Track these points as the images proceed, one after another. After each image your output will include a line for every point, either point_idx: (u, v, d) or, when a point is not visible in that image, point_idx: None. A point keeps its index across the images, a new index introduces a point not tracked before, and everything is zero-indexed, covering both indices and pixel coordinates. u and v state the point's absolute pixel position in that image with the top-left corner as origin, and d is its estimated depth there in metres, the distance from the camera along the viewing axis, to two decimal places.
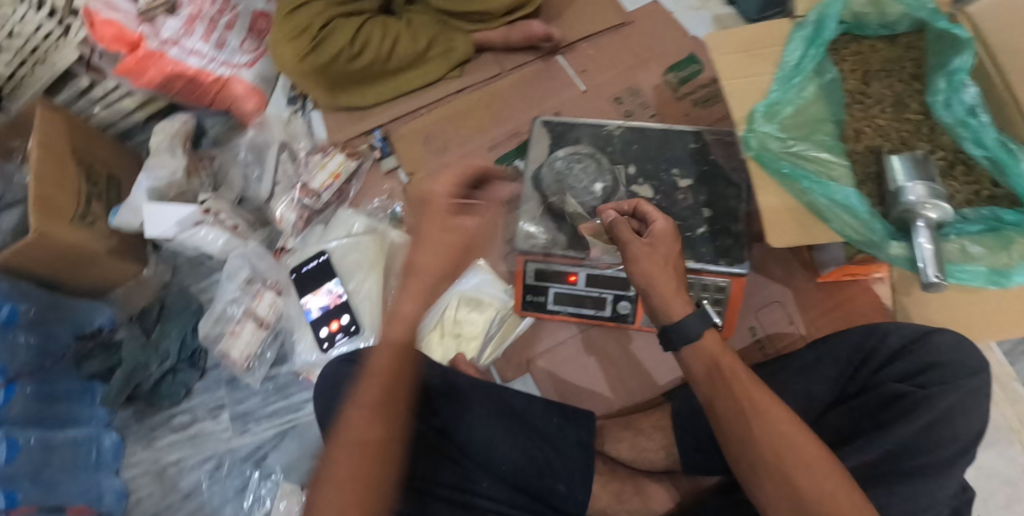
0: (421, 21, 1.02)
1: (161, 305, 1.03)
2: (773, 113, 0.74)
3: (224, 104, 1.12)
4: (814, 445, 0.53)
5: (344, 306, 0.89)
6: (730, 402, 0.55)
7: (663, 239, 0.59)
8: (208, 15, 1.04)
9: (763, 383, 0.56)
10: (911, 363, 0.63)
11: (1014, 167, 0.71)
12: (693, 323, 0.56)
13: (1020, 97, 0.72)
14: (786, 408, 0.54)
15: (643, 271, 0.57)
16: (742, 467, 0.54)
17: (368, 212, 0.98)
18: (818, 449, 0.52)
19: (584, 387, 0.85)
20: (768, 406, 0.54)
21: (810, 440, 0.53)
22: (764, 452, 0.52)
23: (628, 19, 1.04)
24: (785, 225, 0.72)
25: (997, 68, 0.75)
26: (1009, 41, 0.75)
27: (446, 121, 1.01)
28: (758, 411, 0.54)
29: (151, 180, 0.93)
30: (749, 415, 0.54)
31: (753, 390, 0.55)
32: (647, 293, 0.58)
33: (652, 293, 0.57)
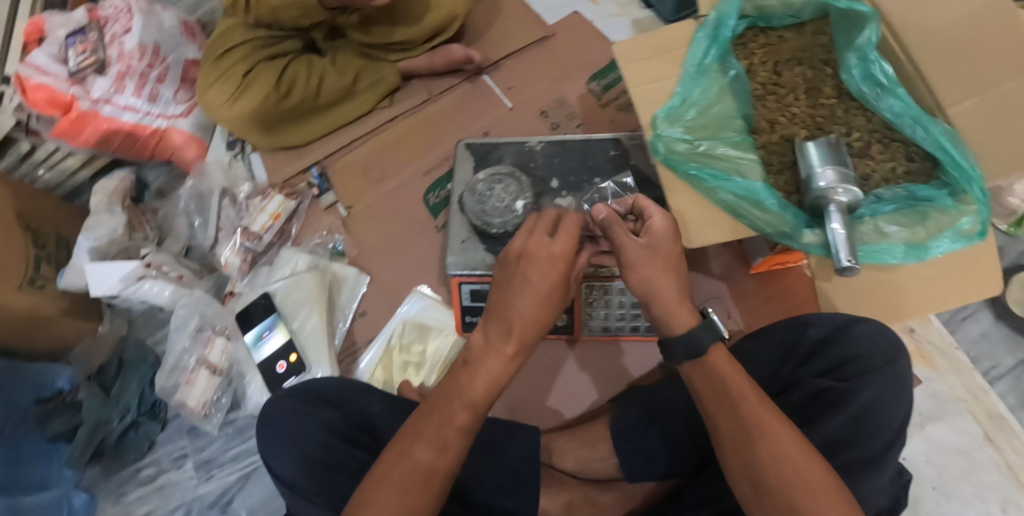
0: (345, 56, 1.04)
1: (119, 361, 1.04)
2: (676, 116, 0.77)
3: (165, 154, 1.15)
4: (821, 469, 0.52)
5: (289, 346, 0.89)
6: (737, 425, 0.55)
7: (665, 240, 0.59)
8: (137, 70, 1.06)
9: (769, 402, 0.55)
10: (830, 356, 0.64)
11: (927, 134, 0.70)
12: (701, 335, 0.57)
13: (923, 69, 0.72)
14: (792, 429, 0.54)
15: (645, 278, 0.58)
16: (746, 489, 0.55)
17: (310, 249, 0.99)
18: (822, 472, 0.52)
19: (533, 401, 0.87)
20: (775, 429, 0.53)
21: (817, 463, 0.53)
22: (767, 476, 0.52)
23: (550, 31, 1.05)
24: (703, 225, 0.73)
25: (898, 42, 0.74)
26: (906, 13, 0.74)
27: (381, 151, 1.03)
28: (763, 433, 0.53)
29: (92, 239, 0.94)
30: (752, 440, 0.54)
31: (760, 411, 0.54)
32: (647, 302, 0.59)
33: (653, 302, 0.58)
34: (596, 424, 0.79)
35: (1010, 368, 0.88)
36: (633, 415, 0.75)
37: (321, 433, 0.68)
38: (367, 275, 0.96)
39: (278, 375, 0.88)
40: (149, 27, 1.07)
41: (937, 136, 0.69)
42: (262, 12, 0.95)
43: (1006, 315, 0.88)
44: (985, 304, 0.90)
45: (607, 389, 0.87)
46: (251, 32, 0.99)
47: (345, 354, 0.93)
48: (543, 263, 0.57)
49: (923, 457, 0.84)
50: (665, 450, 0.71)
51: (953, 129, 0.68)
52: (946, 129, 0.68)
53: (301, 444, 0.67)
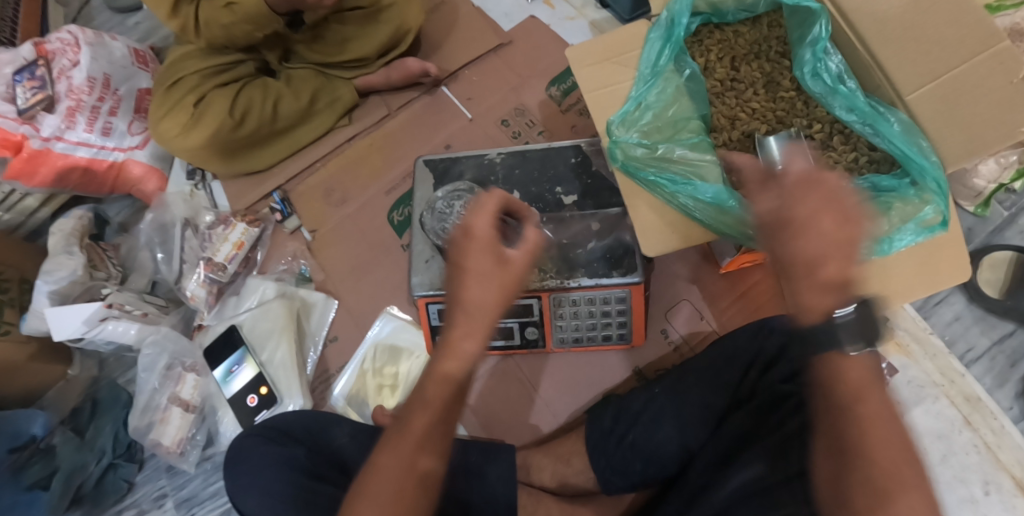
0: (299, 77, 1.02)
1: (93, 401, 1.02)
2: (631, 121, 0.74)
3: (125, 189, 1.12)
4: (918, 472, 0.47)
5: (259, 377, 0.87)
6: (827, 415, 0.49)
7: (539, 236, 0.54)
8: (88, 104, 1.03)
9: (875, 393, 0.49)
10: (793, 361, 0.64)
11: (886, 127, 0.68)
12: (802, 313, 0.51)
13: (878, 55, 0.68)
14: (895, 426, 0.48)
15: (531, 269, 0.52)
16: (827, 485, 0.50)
17: (276, 276, 0.98)
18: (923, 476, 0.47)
19: (509, 418, 0.86)
20: (876, 425, 0.47)
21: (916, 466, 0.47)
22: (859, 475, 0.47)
23: (507, 38, 1.04)
24: (663, 232, 0.71)
25: (851, 27, 0.70)
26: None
27: (342, 171, 1.01)
28: (862, 428, 0.48)
29: (51, 282, 0.92)
30: (844, 434, 0.48)
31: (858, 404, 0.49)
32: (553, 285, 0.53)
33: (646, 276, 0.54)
34: (572, 438, 0.79)
35: (984, 349, 0.88)
36: (606, 426, 0.75)
37: (285, 470, 0.65)
38: (335, 299, 0.95)
39: (250, 409, 0.87)
40: (98, 59, 1.04)
41: (892, 130, 0.68)
42: (216, 36, 0.93)
43: (978, 297, 0.88)
44: (957, 287, 0.90)
45: (578, 398, 0.85)
46: (204, 59, 0.97)
47: (319, 381, 0.91)
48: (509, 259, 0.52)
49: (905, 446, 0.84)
50: (638, 462, 0.71)
51: (909, 123, 0.67)
52: (902, 121, 0.67)
53: (266, 483, 0.65)
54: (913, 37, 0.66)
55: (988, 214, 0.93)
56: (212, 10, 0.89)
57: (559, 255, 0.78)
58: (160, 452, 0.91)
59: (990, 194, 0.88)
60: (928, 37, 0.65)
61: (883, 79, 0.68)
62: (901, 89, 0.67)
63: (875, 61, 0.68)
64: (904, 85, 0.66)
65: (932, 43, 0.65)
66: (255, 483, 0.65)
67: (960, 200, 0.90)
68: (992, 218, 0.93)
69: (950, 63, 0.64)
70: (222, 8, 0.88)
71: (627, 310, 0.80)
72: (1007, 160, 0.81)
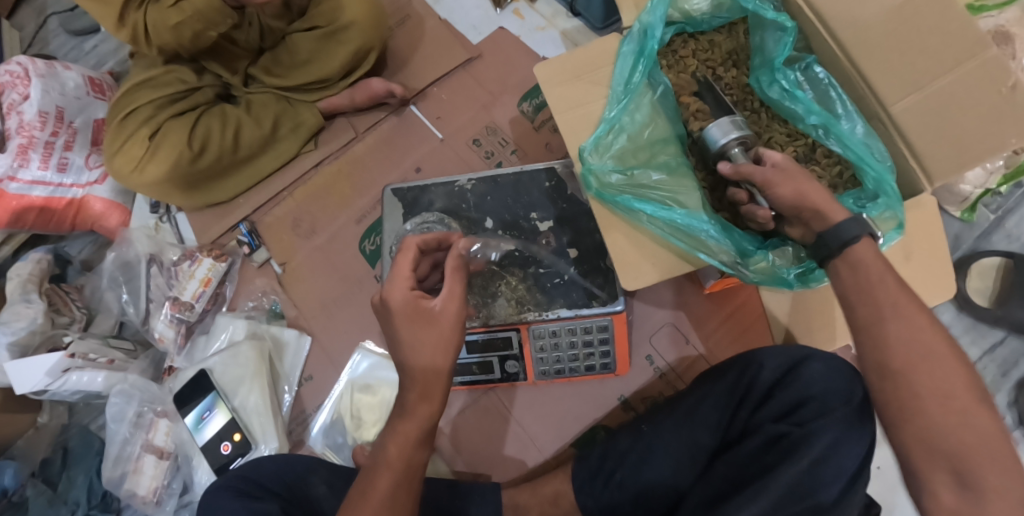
0: (259, 102, 0.97)
1: (64, 451, 0.99)
2: (604, 147, 0.71)
3: (87, 225, 1.07)
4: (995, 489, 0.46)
5: (230, 424, 0.84)
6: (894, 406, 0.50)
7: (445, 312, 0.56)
8: (41, 140, 0.98)
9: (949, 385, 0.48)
10: (784, 398, 0.60)
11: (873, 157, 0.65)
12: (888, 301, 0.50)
13: (864, 68, 0.64)
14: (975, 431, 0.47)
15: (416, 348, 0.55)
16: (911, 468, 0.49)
17: (246, 314, 0.95)
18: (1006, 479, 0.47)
19: (493, 455, 0.84)
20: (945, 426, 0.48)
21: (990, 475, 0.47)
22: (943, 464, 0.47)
23: (475, 53, 1.00)
24: (640, 263, 0.66)
25: (833, 39, 0.67)
26: (836, 6, 0.66)
27: (309, 200, 0.98)
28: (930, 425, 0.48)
29: (9, 334, 0.87)
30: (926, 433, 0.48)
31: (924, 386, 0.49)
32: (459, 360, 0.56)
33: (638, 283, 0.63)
34: (559, 475, 0.76)
35: (976, 358, 0.86)
36: (593, 464, 0.72)
37: None
38: (309, 336, 0.91)
39: (223, 457, 0.83)
40: (49, 92, 0.99)
41: (858, 145, 0.65)
42: (166, 41, 0.86)
43: (968, 305, 0.86)
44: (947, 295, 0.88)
45: (564, 433, 0.83)
46: (158, 88, 0.92)
47: (296, 423, 0.88)
48: (421, 326, 0.55)
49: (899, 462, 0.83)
50: (627, 504, 0.68)
51: (870, 131, 0.66)
52: (866, 131, 0.66)
53: None
54: (894, 47, 0.63)
55: (975, 218, 0.90)
56: (160, 12, 0.82)
57: (538, 285, 0.76)
58: (135, 503, 0.89)
59: (977, 199, 0.86)
60: (913, 48, 0.62)
61: (865, 88, 0.65)
62: (884, 101, 0.63)
63: (856, 68, 0.65)
64: (889, 95, 0.63)
65: (916, 54, 0.62)
66: None
67: (946, 205, 0.88)
68: (979, 222, 0.91)
69: (935, 74, 0.61)
70: (168, 7, 0.81)
71: (610, 339, 0.77)
72: (993, 165, 0.79)
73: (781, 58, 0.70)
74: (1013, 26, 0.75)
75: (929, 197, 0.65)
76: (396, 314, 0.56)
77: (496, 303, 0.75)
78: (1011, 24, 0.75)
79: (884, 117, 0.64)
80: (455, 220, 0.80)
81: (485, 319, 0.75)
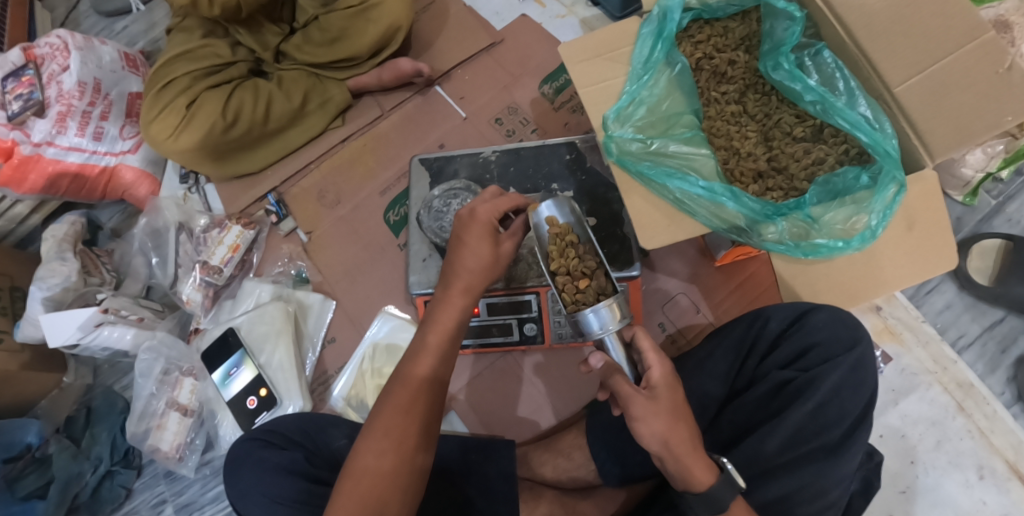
0: (291, 78, 1.01)
1: (87, 410, 1.01)
2: (625, 117, 0.75)
3: (117, 194, 1.10)
4: None
5: (258, 380, 0.88)
6: None
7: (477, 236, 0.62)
8: (79, 109, 1.00)
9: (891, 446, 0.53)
10: (791, 347, 0.66)
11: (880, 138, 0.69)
12: None
13: (871, 52, 0.68)
14: None
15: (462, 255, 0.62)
16: None
17: (272, 278, 0.98)
18: None
19: (509, 415, 0.87)
20: None
21: None
22: None
23: (499, 37, 1.04)
24: (657, 224, 0.70)
25: (840, 24, 0.70)
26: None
27: (336, 173, 1.01)
28: None
29: (45, 289, 0.91)
30: None
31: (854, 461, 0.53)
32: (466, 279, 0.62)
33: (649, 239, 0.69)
34: (573, 431, 0.79)
35: (975, 335, 0.91)
36: (607, 419, 0.75)
37: (291, 476, 0.69)
38: (333, 300, 0.95)
39: (249, 410, 0.87)
40: (88, 64, 1.02)
41: (856, 116, 0.70)
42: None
43: (969, 284, 0.90)
44: (947, 276, 0.92)
45: (579, 395, 0.86)
46: (195, 62, 0.97)
47: (318, 383, 0.92)
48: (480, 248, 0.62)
49: (898, 432, 0.87)
50: (638, 453, 0.71)
51: (873, 106, 0.70)
52: (869, 108, 0.70)
53: (272, 489, 0.68)
54: (898, 33, 0.67)
55: (976, 203, 0.95)
56: None
57: None
58: (158, 458, 0.91)
59: (979, 183, 0.91)
60: (916, 32, 0.66)
61: (871, 71, 0.69)
62: (889, 81, 0.67)
63: (863, 54, 0.69)
64: (893, 77, 0.67)
65: (919, 38, 0.66)
66: (244, 491, 0.70)
67: (948, 189, 0.93)
68: (980, 207, 0.95)
69: (936, 57, 0.65)
70: None
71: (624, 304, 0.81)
72: (993, 149, 0.84)
73: (790, 44, 0.75)
74: (1012, 16, 0.80)
75: (931, 172, 0.68)
76: (473, 222, 0.63)
77: (518, 266, 0.79)
78: (1011, 14, 0.80)
79: (889, 99, 0.68)
80: (489, 178, 0.85)
81: (508, 281, 0.78)
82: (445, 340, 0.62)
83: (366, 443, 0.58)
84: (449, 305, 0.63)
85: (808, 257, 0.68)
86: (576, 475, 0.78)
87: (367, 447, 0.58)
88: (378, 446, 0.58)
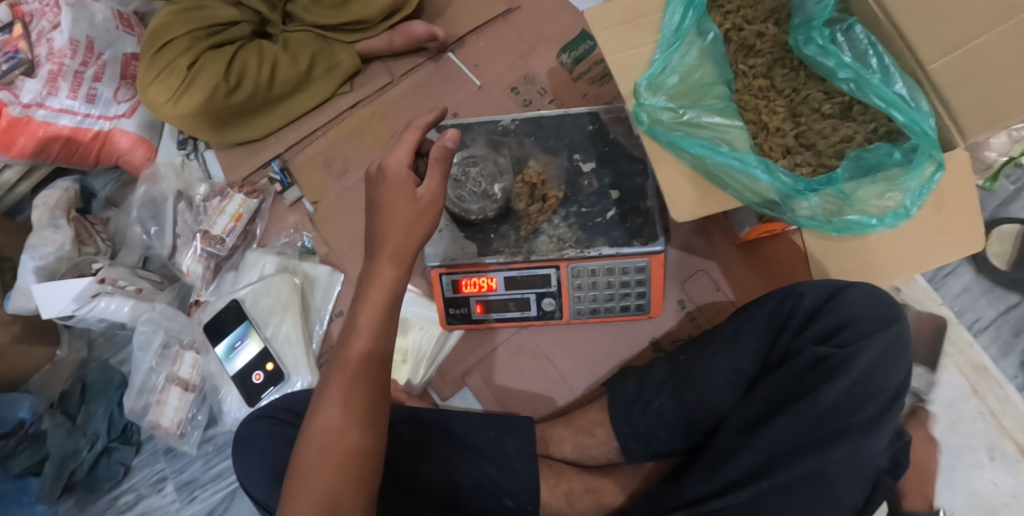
0: (298, 41, 0.97)
1: (83, 385, 0.97)
2: (656, 86, 0.70)
3: (111, 161, 1.04)
4: None
5: (265, 355, 0.85)
6: None
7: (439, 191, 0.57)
8: (70, 69, 0.94)
9: None
10: (826, 322, 0.65)
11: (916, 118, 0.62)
12: None
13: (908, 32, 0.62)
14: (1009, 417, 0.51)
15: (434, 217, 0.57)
16: None
17: (277, 250, 0.94)
18: None
19: (524, 392, 0.85)
20: None
21: None
22: None
23: (515, 4, 1.00)
24: (686, 198, 0.67)
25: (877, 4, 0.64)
26: None
27: (343, 140, 0.97)
28: None
29: (37, 258, 0.87)
30: None
31: None
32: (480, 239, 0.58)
33: (674, 206, 0.68)
34: (594, 409, 0.78)
35: (991, 319, 0.90)
36: (629, 394, 0.75)
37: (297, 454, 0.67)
38: (341, 273, 0.91)
39: (254, 385, 0.84)
40: (80, 21, 0.95)
41: (890, 94, 0.64)
42: (274, 51, 0.95)
43: (986, 268, 0.90)
44: (965, 259, 0.92)
45: (595, 371, 0.84)
46: (196, 21, 0.93)
47: (326, 356, 0.88)
48: None
49: (914, 412, 0.86)
50: (665, 430, 0.72)
51: (910, 86, 0.63)
52: (905, 85, 0.63)
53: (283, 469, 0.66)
54: (932, 9, 0.61)
55: (995, 188, 0.93)
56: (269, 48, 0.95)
57: (579, 223, 0.77)
58: (159, 434, 0.89)
59: (1000, 168, 0.87)
60: (952, 9, 0.60)
61: (903, 47, 0.63)
62: (922, 57, 0.61)
63: (898, 32, 0.63)
64: (927, 52, 0.61)
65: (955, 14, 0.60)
66: (256, 470, 0.67)
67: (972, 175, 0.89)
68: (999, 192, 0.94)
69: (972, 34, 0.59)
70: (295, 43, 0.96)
71: (645, 281, 0.79)
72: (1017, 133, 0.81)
73: (821, 18, 0.69)
74: None
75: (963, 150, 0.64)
76: None
77: (538, 240, 0.77)
78: None
79: (921, 77, 0.62)
80: (508, 150, 0.81)
81: (526, 254, 0.76)
82: (380, 316, 0.56)
83: (329, 410, 0.53)
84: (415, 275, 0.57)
85: (841, 234, 0.66)
86: (595, 453, 0.78)
87: (332, 417, 0.52)
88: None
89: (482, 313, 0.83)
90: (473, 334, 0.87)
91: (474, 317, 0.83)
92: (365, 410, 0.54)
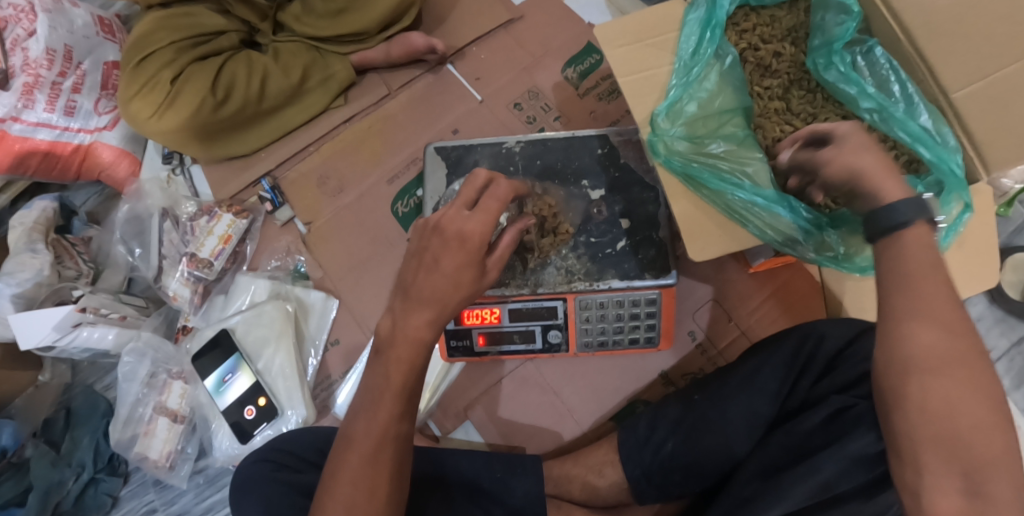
0: (289, 51, 0.92)
1: (66, 411, 0.94)
2: (675, 113, 0.66)
3: (93, 174, 1.00)
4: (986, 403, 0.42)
5: (256, 387, 0.81)
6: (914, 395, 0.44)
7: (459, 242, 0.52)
8: (47, 80, 0.89)
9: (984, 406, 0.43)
10: (848, 370, 0.61)
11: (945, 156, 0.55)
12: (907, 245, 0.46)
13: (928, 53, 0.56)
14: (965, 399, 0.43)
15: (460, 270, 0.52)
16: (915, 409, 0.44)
17: (268, 273, 0.90)
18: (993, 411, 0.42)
19: (528, 426, 0.81)
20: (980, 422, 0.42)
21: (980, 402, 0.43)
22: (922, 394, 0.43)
23: (518, 13, 0.95)
24: (709, 235, 0.63)
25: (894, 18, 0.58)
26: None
27: (337, 157, 0.92)
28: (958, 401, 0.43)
29: (14, 285, 0.83)
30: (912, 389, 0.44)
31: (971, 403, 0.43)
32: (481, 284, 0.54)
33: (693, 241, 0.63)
34: (602, 447, 0.75)
35: (1004, 350, 0.88)
36: (641, 433, 0.72)
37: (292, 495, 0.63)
38: (336, 298, 0.87)
39: (247, 421, 0.81)
40: (58, 28, 0.89)
41: (916, 127, 0.56)
42: (264, 61, 0.90)
43: (1000, 298, 0.88)
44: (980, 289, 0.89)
45: (602, 404, 0.81)
46: (179, 30, 0.88)
47: (321, 388, 0.84)
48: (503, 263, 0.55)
49: None
50: (677, 472, 0.70)
51: (935, 116, 0.56)
52: (930, 117, 0.56)
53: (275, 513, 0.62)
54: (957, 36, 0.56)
55: (1011, 214, 0.90)
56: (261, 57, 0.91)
57: (588, 254, 0.73)
58: (147, 467, 0.85)
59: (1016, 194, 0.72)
60: (979, 33, 0.54)
61: (924, 71, 0.56)
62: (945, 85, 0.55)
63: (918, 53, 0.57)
64: (950, 80, 0.55)
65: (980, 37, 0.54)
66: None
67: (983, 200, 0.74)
68: (1014, 218, 0.91)
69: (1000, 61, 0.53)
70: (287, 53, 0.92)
71: (656, 314, 0.75)
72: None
73: (842, 40, 0.62)
74: None
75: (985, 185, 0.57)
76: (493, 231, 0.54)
77: (545, 271, 0.73)
78: None
79: (943, 105, 0.56)
80: (513, 173, 0.77)
81: (533, 286, 0.72)
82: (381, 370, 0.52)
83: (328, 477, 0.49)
84: (418, 331, 0.52)
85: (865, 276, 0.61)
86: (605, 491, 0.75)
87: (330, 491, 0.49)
88: (351, 499, 0.49)
89: (486, 346, 0.79)
90: (475, 365, 0.83)
91: (476, 349, 0.79)
92: (367, 473, 0.50)
